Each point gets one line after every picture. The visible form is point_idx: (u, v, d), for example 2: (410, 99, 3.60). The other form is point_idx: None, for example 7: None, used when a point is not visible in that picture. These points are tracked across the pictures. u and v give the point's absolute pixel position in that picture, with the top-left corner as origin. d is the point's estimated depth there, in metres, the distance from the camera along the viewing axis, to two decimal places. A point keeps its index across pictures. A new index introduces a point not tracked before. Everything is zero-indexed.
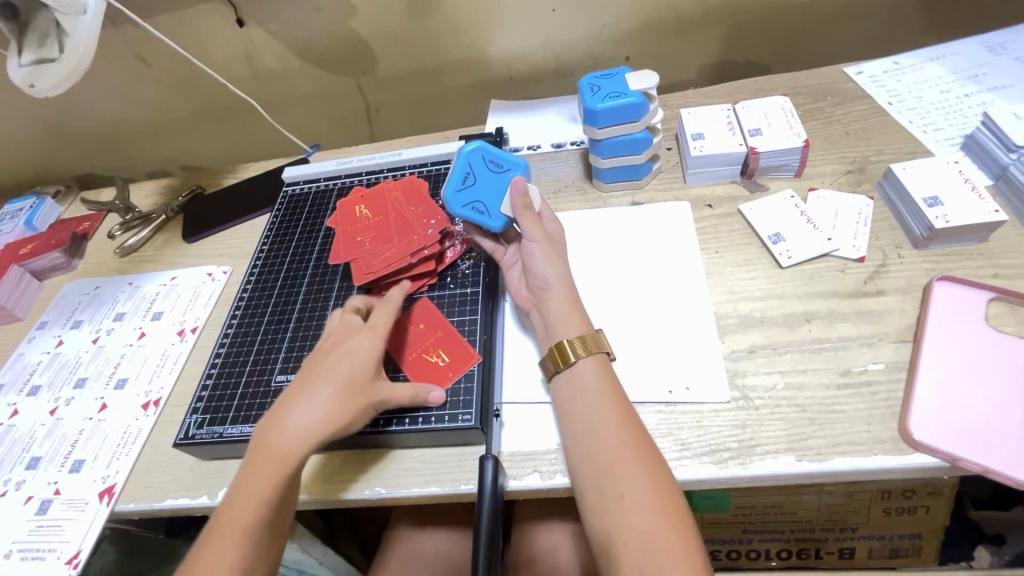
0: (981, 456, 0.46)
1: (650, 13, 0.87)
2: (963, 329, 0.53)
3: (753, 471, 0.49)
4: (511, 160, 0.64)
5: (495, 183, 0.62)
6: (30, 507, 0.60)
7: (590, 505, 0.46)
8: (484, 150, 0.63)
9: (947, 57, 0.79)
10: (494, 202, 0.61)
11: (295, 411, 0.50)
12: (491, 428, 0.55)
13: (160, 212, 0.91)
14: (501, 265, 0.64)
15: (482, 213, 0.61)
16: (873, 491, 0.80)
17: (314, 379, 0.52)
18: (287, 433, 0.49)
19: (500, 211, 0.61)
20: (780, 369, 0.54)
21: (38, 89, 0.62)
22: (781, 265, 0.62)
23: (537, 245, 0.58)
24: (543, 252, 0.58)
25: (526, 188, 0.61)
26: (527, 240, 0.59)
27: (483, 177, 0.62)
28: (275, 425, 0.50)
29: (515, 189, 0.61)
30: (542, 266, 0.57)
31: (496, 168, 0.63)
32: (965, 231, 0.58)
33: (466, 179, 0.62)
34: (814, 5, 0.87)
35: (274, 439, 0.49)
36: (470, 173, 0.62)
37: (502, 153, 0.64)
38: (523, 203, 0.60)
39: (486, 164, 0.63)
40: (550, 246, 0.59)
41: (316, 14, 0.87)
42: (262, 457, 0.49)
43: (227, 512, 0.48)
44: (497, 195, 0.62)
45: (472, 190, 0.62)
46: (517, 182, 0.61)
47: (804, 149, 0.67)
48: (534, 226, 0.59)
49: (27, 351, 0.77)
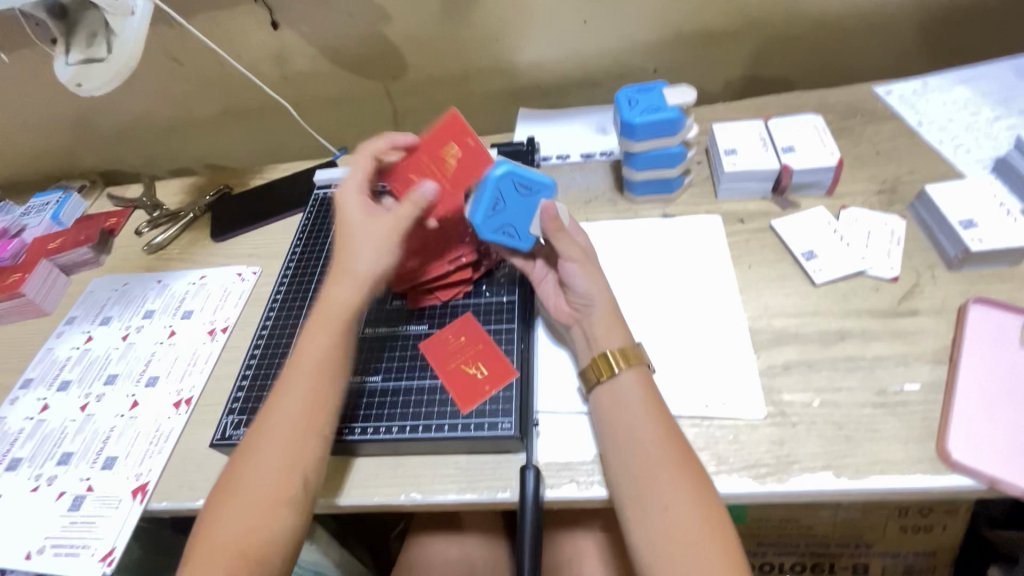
0: (1020, 479, 0.46)
1: (681, 27, 0.87)
2: (999, 352, 0.53)
3: (791, 487, 0.49)
4: (540, 180, 0.59)
5: (524, 207, 0.59)
6: (63, 502, 0.61)
7: (629, 515, 0.47)
8: (514, 172, 0.58)
9: (975, 80, 0.80)
10: (523, 224, 0.60)
11: (330, 310, 0.55)
12: (531, 437, 0.55)
13: (188, 210, 0.91)
14: (530, 279, 0.64)
15: (513, 236, 0.60)
16: (890, 507, 0.80)
17: (346, 274, 0.56)
18: (327, 326, 0.54)
19: (530, 233, 0.60)
20: (815, 387, 0.55)
21: (85, 88, 0.63)
22: (814, 282, 0.63)
23: (575, 263, 0.57)
24: (582, 268, 0.57)
25: (556, 213, 0.58)
26: (564, 258, 0.58)
27: (512, 204, 0.59)
28: (314, 321, 0.55)
29: (545, 215, 0.59)
30: (583, 283, 0.57)
31: (525, 192, 0.59)
32: (1000, 254, 0.59)
33: (496, 204, 0.58)
34: (843, 24, 0.88)
35: (304, 351, 0.54)
36: (499, 198, 0.58)
37: (529, 173, 0.59)
38: (554, 227, 0.59)
39: (515, 188, 0.58)
40: (588, 261, 0.58)
41: (350, 19, 0.88)
42: (319, 333, 0.55)
43: (277, 401, 0.52)
44: (527, 218, 0.60)
45: (502, 215, 0.59)
46: (547, 207, 0.58)
47: (838, 169, 0.68)
48: (570, 244, 0.58)
49: (56, 345, 0.78)
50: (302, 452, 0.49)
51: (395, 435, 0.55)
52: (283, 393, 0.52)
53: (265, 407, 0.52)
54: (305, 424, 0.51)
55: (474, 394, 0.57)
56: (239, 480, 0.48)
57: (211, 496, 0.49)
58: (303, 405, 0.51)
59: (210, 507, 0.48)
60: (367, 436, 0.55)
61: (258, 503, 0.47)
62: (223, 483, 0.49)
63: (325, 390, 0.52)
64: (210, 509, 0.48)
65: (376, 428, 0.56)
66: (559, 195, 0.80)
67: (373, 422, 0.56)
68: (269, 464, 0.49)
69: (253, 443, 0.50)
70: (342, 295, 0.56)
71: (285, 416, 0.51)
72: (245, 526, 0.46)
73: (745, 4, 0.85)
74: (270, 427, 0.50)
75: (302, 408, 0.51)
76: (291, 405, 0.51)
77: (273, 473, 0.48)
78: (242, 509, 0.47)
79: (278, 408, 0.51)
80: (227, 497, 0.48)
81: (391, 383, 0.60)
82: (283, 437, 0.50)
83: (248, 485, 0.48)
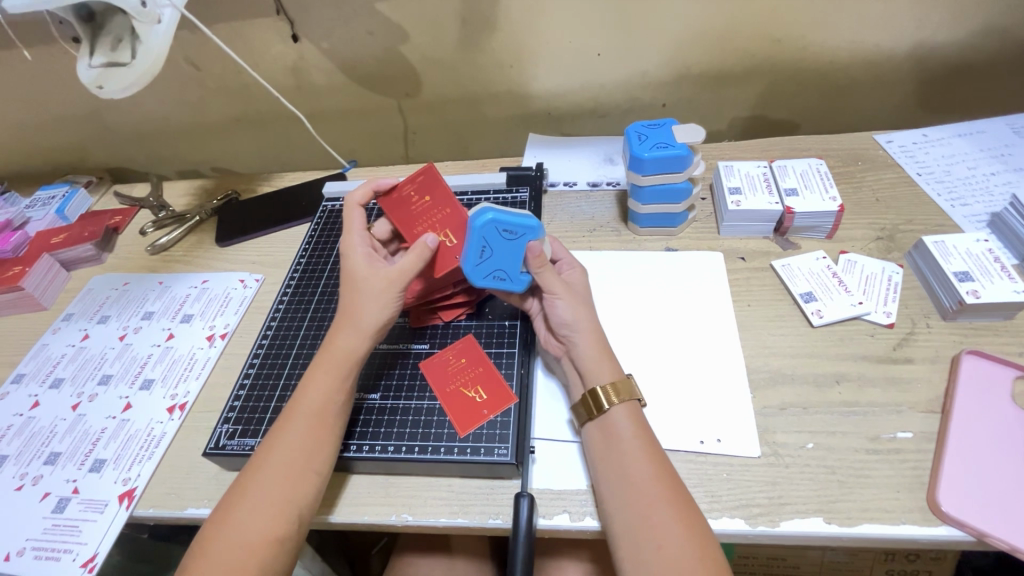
0: (1009, 534, 0.47)
1: (692, 66, 0.90)
2: (991, 405, 0.54)
3: (782, 529, 0.49)
4: (525, 225, 0.57)
5: (513, 251, 0.58)
6: (47, 503, 0.60)
7: (623, 556, 0.47)
8: (496, 220, 0.57)
9: (974, 134, 0.82)
10: (514, 267, 0.59)
11: (332, 356, 0.55)
12: (526, 463, 0.55)
13: (194, 213, 0.92)
14: (529, 314, 0.64)
15: (505, 280, 0.60)
16: (876, 551, 0.81)
17: (349, 322, 0.56)
18: (331, 372, 0.54)
19: (522, 274, 0.59)
20: (810, 429, 0.55)
21: (107, 91, 0.65)
22: (812, 324, 0.64)
23: (557, 298, 0.58)
24: (566, 303, 0.58)
25: (540, 249, 0.58)
26: (547, 294, 0.58)
27: (500, 250, 0.58)
28: (316, 366, 0.55)
29: (529, 254, 0.58)
30: (568, 316, 0.57)
31: (511, 237, 0.58)
32: (995, 308, 0.60)
33: (483, 252, 0.58)
34: (849, 72, 0.91)
35: (305, 397, 0.53)
36: (484, 247, 0.58)
37: (513, 218, 0.57)
38: (538, 263, 0.58)
39: (499, 234, 0.58)
40: (572, 295, 0.59)
41: (369, 37, 0.90)
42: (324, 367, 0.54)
43: (275, 440, 0.52)
44: (517, 261, 0.59)
45: (491, 261, 0.59)
46: (531, 247, 0.58)
47: (839, 214, 0.69)
48: (552, 279, 0.58)
49: (51, 342, 0.77)
50: (297, 500, 0.49)
51: (390, 454, 0.55)
52: (283, 433, 0.52)
53: (262, 447, 0.52)
54: (293, 466, 0.50)
55: (472, 418, 0.57)
56: (228, 516, 0.48)
57: (198, 532, 0.48)
58: (299, 450, 0.51)
59: (197, 541, 0.47)
60: (362, 454, 0.55)
61: (246, 546, 0.46)
62: (214, 517, 0.49)
63: (325, 436, 0.52)
64: (198, 543, 0.47)
65: (372, 447, 0.56)
66: (564, 222, 0.81)
67: (369, 440, 0.56)
68: (262, 505, 0.48)
69: (247, 480, 0.50)
70: (344, 344, 0.55)
71: (281, 455, 0.50)
72: (230, 565, 0.45)
73: (755, 48, 0.87)
74: (265, 468, 0.50)
75: (300, 456, 0.50)
76: (289, 447, 0.51)
77: (265, 518, 0.47)
78: (230, 547, 0.46)
79: (277, 449, 0.51)
80: (217, 531, 0.47)
81: (389, 401, 0.60)
82: (279, 477, 0.49)
83: (237, 524, 0.47)
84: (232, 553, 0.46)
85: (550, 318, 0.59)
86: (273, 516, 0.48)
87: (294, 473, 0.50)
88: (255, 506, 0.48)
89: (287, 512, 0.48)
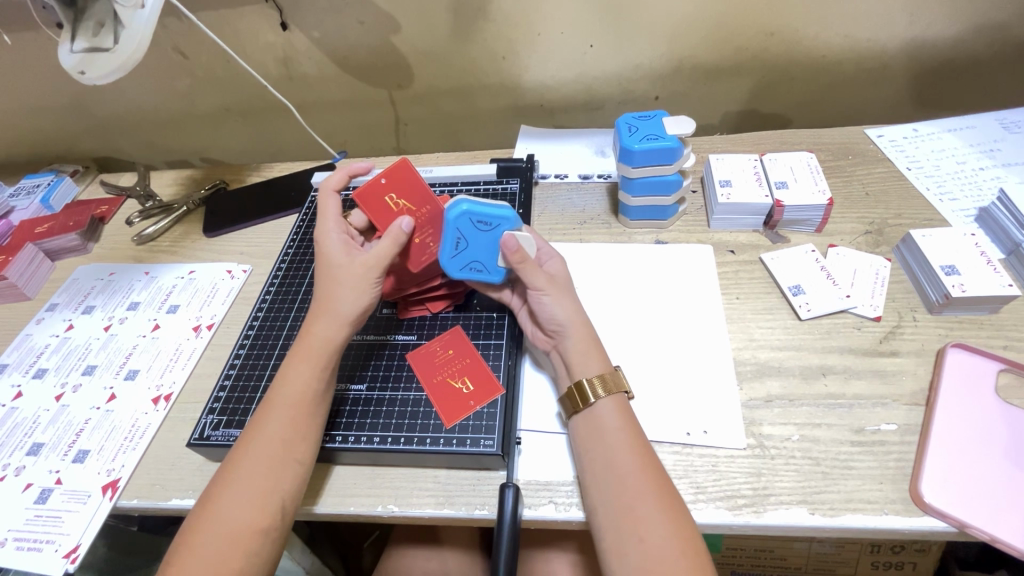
0: (990, 526, 0.47)
1: (684, 59, 0.89)
2: (973, 398, 0.55)
3: (766, 520, 0.49)
4: (499, 214, 0.59)
5: (490, 242, 0.60)
6: (29, 494, 0.59)
7: (608, 547, 0.47)
8: (471, 211, 0.58)
9: (965, 130, 0.82)
10: (491, 258, 0.60)
11: (312, 344, 0.54)
12: (513, 454, 0.55)
13: (181, 203, 0.90)
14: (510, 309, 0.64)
15: (482, 271, 0.61)
16: (862, 543, 0.81)
17: (327, 310, 0.55)
18: (305, 361, 0.54)
19: (499, 265, 0.61)
20: (795, 421, 0.56)
21: (88, 77, 0.63)
22: (800, 317, 0.64)
23: (543, 294, 0.57)
24: (552, 298, 0.58)
25: (516, 245, 0.58)
26: (532, 290, 0.58)
27: (475, 239, 0.60)
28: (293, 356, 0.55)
29: (506, 249, 0.58)
30: (554, 311, 0.57)
31: (485, 228, 0.59)
32: (980, 302, 0.60)
33: (458, 244, 0.60)
34: (842, 66, 0.90)
35: (281, 386, 0.53)
36: (461, 238, 0.59)
37: (486, 209, 0.59)
38: (517, 259, 0.58)
39: (474, 225, 0.59)
40: (558, 290, 0.59)
41: (359, 26, 0.89)
42: (302, 355, 0.54)
43: (254, 429, 0.52)
44: (493, 251, 0.60)
45: (467, 253, 0.60)
46: (508, 241, 0.58)
47: (828, 208, 0.69)
48: (535, 275, 0.58)
49: (35, 332, 0.76)
50: (277, 488, 0.49)
51: (376, 445, 0.55)
52: (263, 423, 0.51)
53: (242, 440, 0.51)
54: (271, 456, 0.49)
55: (459, 408, 0.57)
56: (211, 508, 0.47)
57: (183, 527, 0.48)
58: (276, 439, 0.50)
59: (182, 539, 0.47)
60: (348, 445, 0.55)
61: (229, 539, 0.46)
62: (198, 515, 0.48)
63: (304, 425, 0.52)
64: (183, 539, 0.47)
65: (357, 438, 0.55)
66: (555, 214, 0.81)
67: (355, 431, 0.56)
68: (244, 494, 0.48)
69: (228, 472, 0.49)
70: (319, 334, 0.55)
71: (262, 444, 0.50)
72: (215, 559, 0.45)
73: (748, 41, 0.87)
74: (245, 458, 0.49)
75: (275, 443, 0.50)
76: (269, 436, 0.50)
77: (246, 507, 0.47)
78: (215, 540, 0.46)
79: (257, 439, 0.50)
80: (201, 525, 0.47)
81: (375, 392, 0.60)
82: (259, 467, 0.49)
83: (220, 516, 0.47)
84: (216, 544, 0.45)
85: (537, 313, 0.59)
86: (251, 504, 0.47)
87: (273, 461, 0.49)
88: (234, 495, 0.48)
89: (268, 501, 0.48)
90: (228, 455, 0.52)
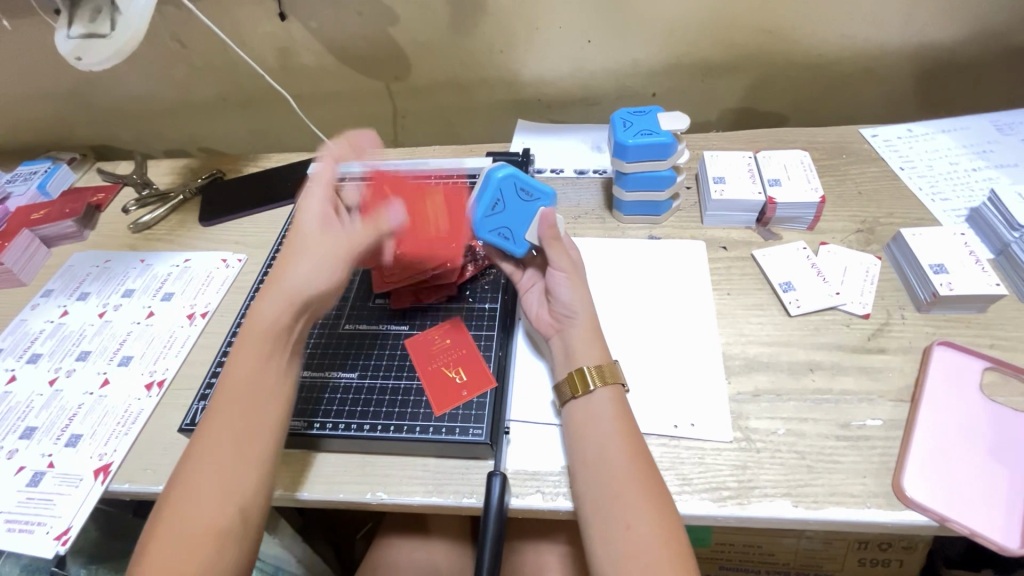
0: (969, 520, 0.48)
1: (681, 56, 0.90)
2: (958, 395, 0.55)
3: (750, 512, 0.50)
4: (540, 189, 0.62)
5: (524, 212, 0.62)
6: (21, 477, 0.59)
7: (594, 534, 0.47)
8: (516, 176, 0.62)
9: (959, 131, 0.83)
10: (521, 230, 0.62)
11: (264, 328, 0.52)
12: (502, 444, 0.55)
13: (178, 192, 0.91)
14: (519, 286, 0.65)
15: (507, 239, 0.62)
16: (849, 539, 0.82)
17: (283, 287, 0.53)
18: (282, 291, 0.53)
19: (525, 238, 0.62)
20: (782, 416, 0.56)
21: (84, 62, 0.63)
22: (789, 313, 0.64)
23: (563, 274, 0.59)
24: (569, 281, 0.59)
25: (554, 221, 0.60)
26: (554, 268, 0.59)
27: (512, 206, 0.62)
28: (267, 288, 0.54)
29: (542, 222, 0.60)
30: (568, 295, 0.58)
31: (526, 198, 0.62)
32: (967, 301, 0.61)
33: (496, 205, 0.62)
34: (838, 65, 0.91)
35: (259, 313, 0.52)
36: (500, 200, 0.61)
37: (531, 180, 0.62)
38: (550, 235, 0.60)
39: (516, 192, 0.62)
40: (575, 275, 0.60)
41: (357, 18, 0.89)
42: (258, 334, 0.52)
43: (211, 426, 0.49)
44: (525, 223, 0.62)
45: (501, 217, 0.62)
46: (545, 214, 0.60)
47: (820, 206, 0.70)
48: (561, 255, 0.59)
49: (29, 317, 0.77)
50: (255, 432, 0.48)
51: (368, 433, 0.55)
52: (236, 365, 0.51)
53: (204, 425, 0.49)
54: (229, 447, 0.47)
55: (451, 398, 0.57)
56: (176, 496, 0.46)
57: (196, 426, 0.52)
58: (254, 336, 0.51)
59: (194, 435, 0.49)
60: (340, 432, 0.56)
61: (236, 424, 0.48)
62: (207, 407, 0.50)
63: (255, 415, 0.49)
64: (195, 436, 0.49)
65: (349, 425, 0.56)
66: None
67: (346, 418, 0.57)
68: (239, 382, 0.50)
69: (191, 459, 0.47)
70: (297, 275, 0.53)
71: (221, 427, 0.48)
72: (227, 443, 0.47)
73: (745, 39, 0.87)
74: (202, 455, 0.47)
75: (263, 345, 0.51)
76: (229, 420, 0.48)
77: (227, 432, 0.48)
78: (224, 428, 0.48)
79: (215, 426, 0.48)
80: (209, 420, 0.49)
81: (368, 380, 0.60)
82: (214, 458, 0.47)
83: (226, 406, 0.49)
84: (177, 537, 0.44)
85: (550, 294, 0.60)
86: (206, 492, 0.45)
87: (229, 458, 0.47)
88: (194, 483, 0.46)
89: (259, 376, 0.50)
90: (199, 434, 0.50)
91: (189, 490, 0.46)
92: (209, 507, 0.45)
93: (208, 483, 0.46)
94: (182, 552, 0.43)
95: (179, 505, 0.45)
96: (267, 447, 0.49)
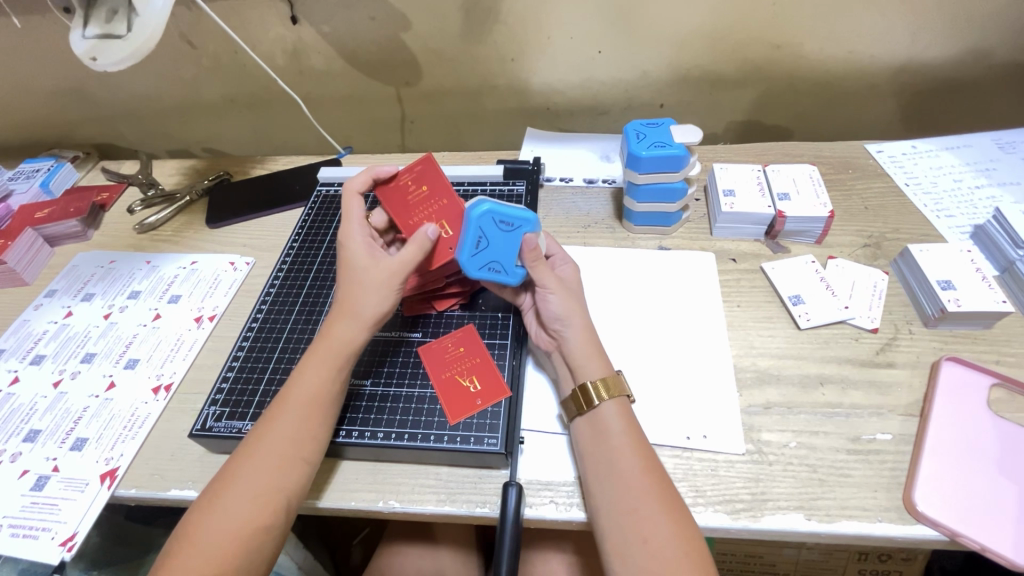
0: (979, 534, 0.48)
1: (691, 69, 0.91)
2: (966, 410, 0.56)
3: (763, 524, 0.50)
4: (522, 215, 0.58)
5: (509, 242, 0.59)
6: (25, 481, 0.59)
7: (609, 548, 0.47)
8: (494, 211, 0.57)
9: (961, 148, 0.84)
10: (510, 259, 0.59)
11: (331, 345, 0.54)
12: (515, 454, 0.55)
13: (184, 193, 0.90)
14: (518, 307, 0.65)
15: (500, 272, 0.60)
16: (850, 551, 0.83)
17: (349, 312, 0.55)
18: (357, 318, 0.55)
19: (517, 266, 0.60)
20: (793, 429, 0.57)
21: (100, 63, 0.63)
22: (799, 326, 0.65)
23: (551, 292, 0.58)
24: (558, 297, 0.58)
25: (536, 243, 0.58)
26: (542, 288, 0.59)
27: (496, 239, 0.58)
28: (336, 312, 0.56)
29: (524, 248, 0.58)
30: (561, 312, 0.58)
31: (507, 228, 0.58)
32: (974, 317, 0.62)
33: (478, 243, 0.58)
34: (844, 82, 0.92)
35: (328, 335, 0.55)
36: (482, 237, 0.58)
37: (509, 210, 0.58)
38: (533, 257, 0.59)
39: (496, 225, 0.58)
40: (565, 290, 0.59)
41: (370, 23, 0.89)
42: (325, 347, 0.54)
43: (256, 441, 0.51)
44: (512, 252, 0.59)
45: (487, 253, 0.59)
46: (529, 241, 0.58)
47: (829, 220, 0.71)
48: (546, 274, 0.59)
49: (33, 318, 0.76)
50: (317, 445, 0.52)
51: (379, 441, 0.55)
52: (303, 373, 0.54)
53: (252, 433, 0.51)
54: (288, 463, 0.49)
55: (464, 407, 0.57)
56: (214, 504, 0.47)
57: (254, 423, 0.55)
58: (325, 353, 0.54)
59: (249, 432, 0.52)
60: (352, 440, 0.55)
61: (295, 431, 0.51)
62: (269, 406, 0.53)
63: (318, 426, 0.52)
64: (252, 432, 0.52)
65: (361, 433, 0.56)
66: (560, 217, 0.82)
67: (358, 426, 0.56)
68: (305, 393, 0.53)
69: (232, 472, 0.49)
70: (364, 299, 0.55)
71: (281, 432, 0.51)
72: (283, 447, 0.50)
73: (753, 54, 0.88)
74: (250, 460, 0.49)
75: (333, 362, 0.54)
76: (287, 429, 0.51)
77: (287, 444, 0.50)
78: (283, 433, 0.51)
79: (272, 432, 0.51)
80: (265, 422, 0.52)
81: (380, 388, 0.60)
82: (268, 464, 0.49)
83: (286, 412, 0.52)
84: (214, 539, 0.45)
85: (543, 314, 0.60)
86: (254, 500, 0.47)
87: (283, 469, 0.49)
88: (239, 497, 0.47)
89: (324, 390, 0.53)
90: (239, 445, 0.52)
91: (240, 479, 0.48)
92: (252, 504, 0.47)
93: (255, 482, 0.48)
94: (224, 539, 0.46)
95: (226, 492, 0.48)
96: (314, 458, 0.51)
